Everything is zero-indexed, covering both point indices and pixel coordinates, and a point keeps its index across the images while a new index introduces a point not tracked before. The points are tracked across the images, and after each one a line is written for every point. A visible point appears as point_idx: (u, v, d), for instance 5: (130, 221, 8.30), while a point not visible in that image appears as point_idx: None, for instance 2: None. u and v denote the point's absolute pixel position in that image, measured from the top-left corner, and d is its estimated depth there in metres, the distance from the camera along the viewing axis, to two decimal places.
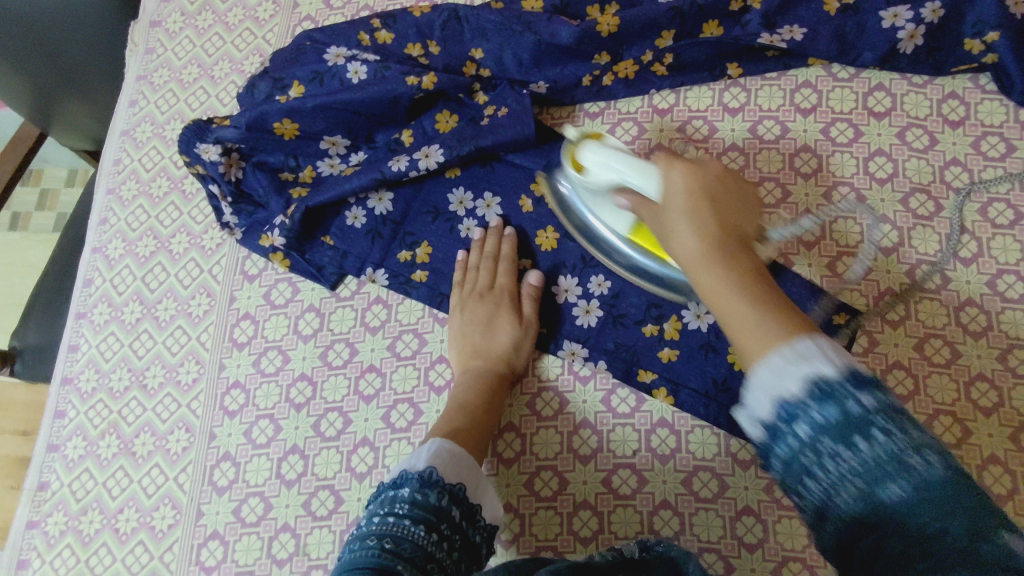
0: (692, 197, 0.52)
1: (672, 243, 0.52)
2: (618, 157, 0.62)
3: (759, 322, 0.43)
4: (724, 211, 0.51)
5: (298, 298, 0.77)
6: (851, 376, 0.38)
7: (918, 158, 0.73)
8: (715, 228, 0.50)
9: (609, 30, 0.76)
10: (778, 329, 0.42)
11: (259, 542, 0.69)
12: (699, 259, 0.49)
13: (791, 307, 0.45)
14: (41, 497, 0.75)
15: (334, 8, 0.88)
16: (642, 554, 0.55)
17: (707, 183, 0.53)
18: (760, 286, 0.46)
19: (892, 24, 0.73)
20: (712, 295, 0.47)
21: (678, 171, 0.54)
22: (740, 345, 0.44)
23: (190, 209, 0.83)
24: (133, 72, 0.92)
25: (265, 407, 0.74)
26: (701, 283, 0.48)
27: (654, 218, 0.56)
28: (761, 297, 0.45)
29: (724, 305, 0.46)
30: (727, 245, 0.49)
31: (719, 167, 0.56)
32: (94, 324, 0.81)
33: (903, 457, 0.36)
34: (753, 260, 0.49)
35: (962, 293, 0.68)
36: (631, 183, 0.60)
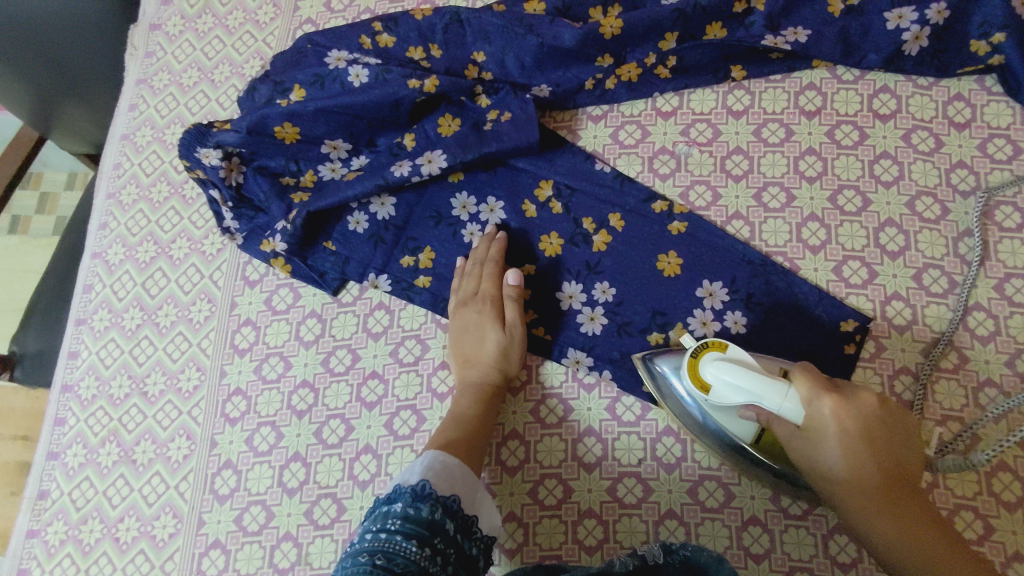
0: (851, 435, 0.53)
1: (813, 459, 0.54)
2: (746, 376, 0.54)
3: (916, 553, 0.51)
4: (880, 456, 0.53)
5: (300, 303, 0.77)
6: None
7: (924, 160, 0.73)
8: (874, 464, 0.53)
9: (612, 32, 0.76)
10: (936, 553, 0.51)
11: (261, 551, 0.69)
12: (851, 491, 0.53)
13: (895, 486, 0.53)
14: (41, 505, 0.74)
15: (335, 11, 0.88)
16: (664, 558, 0.56)
17: (864, 417, 0.54)
18: (912, 512, 0.52)
19: (897, 25, 0.73)
20: (886, 546, 0.52)
21: (830, 404, 0.53)
22: (857, 531, 0.54)
23: (190, 214, 0.83)
24: (132, 76, 0.91)
25: (267, 414, 0.73)
26: (871, 526, 0.53)
27: (802, 442, 0.54)
28: (893, 502, 0.53)
29: (888, 528, 0.52)
30: (891, 486, 0.53)
31: (872, 400, 0.54)
32: (94, 330, 0.80)
33: None
34: (876, 468, 0.53)
35: (969, 297, 0.67)
36: (768, 406, 0.54)
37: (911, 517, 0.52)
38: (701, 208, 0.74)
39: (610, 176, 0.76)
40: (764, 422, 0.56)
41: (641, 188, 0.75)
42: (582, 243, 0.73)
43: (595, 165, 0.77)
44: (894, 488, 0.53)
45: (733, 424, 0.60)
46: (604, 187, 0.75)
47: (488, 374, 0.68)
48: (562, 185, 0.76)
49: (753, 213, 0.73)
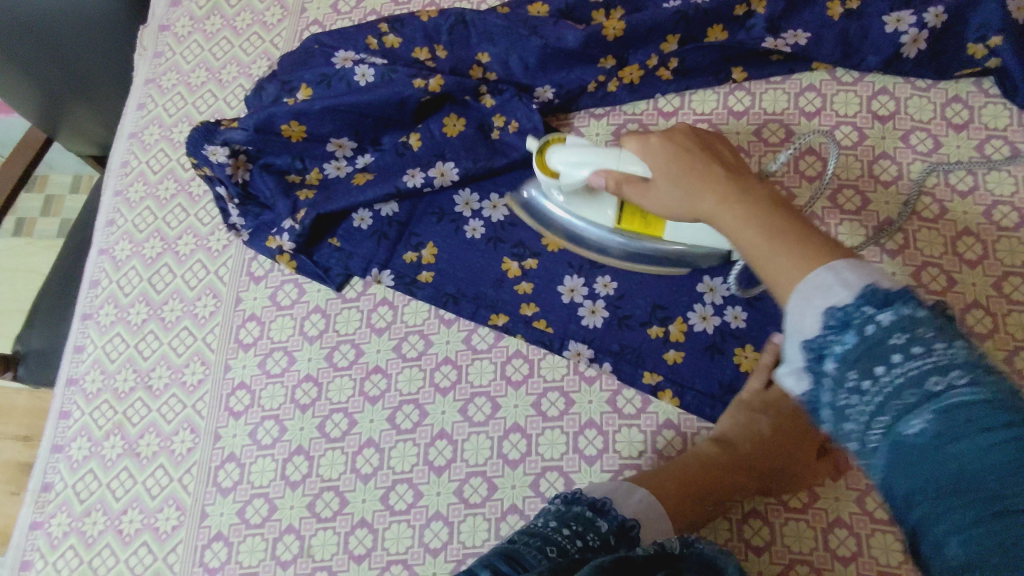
0: (675, 153, 0.57)
1: (677, 211, 0.57)
2: (581, 152, 0.66)
3: (793, 262, 0.44)
4: (715, 161, 0.56)
5: (305, 299, 0.78)
6: (864, 296, 0.39)
7: (923, 161, 0.73)
8: (722, 175, 0.54)
9: (615, 34, 0.77)
10: (797, 253, 0.44)
11: (263, 543, 0.69)
12: (728, 196, 0.52)
13: (811, 229, 0.46)
14: (46, 497, 0.74)
15: (342, 13, 0.89)
16: (683, 551, 0.52)
17: (689, 142, 0.58)
18: (775, 217, 0.48)
19: (896, 28, 0.74)
20: (750, 248, 0.48)
21: (654, 138, 0.59)
22: (769, 279, 0.46)
23: (197, 211, 0.84)
24: (142, 76, 0.93)
25: (270, 408, 0.74)
26: (744, 246, 0.48)
27: (642, 189, 0.60)
28: (779, 229, 0.47)
29: (750, 245, 0.48)
30: (738, 183, 0.52)
31: (689, 129, 0.60)
32: (101, 325, 0.81)
33: (926, 382, 0.36)
34: (722, 173, 0.54)
35: (967, 295, 0.68)
36: (608, 164, 0.63)
37: (789, 237, 0.46)
38: None
39: None
40: (616, 188, 0.62)
41: None
42: None
43: None
44: (779, 208, 0.49)
45: (595, 216, 0.71)
46: None
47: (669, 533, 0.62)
48: None
49: None
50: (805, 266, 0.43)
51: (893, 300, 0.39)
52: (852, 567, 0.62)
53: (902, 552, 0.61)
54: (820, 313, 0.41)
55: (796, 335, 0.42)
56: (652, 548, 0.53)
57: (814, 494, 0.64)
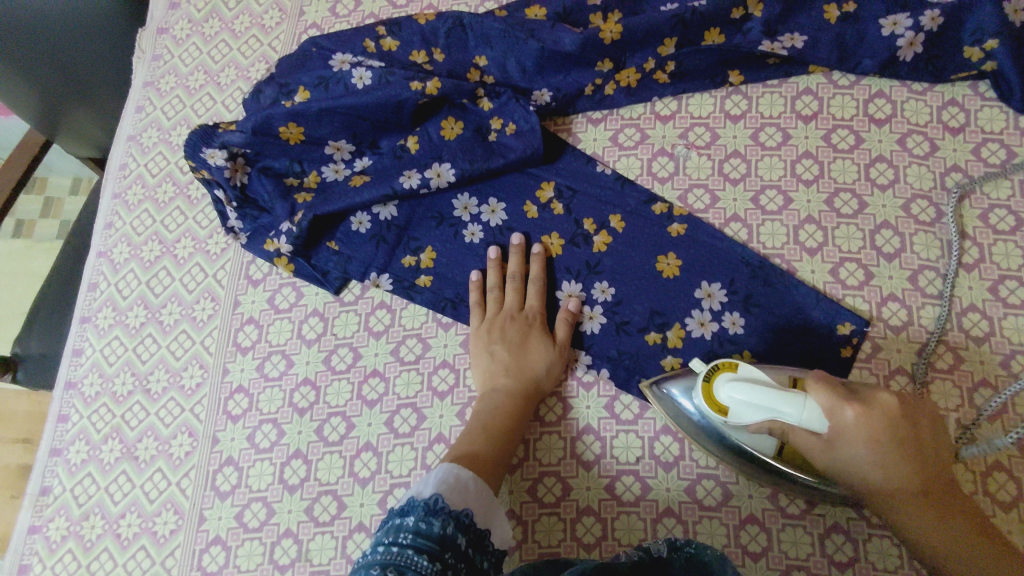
0: (872, 436, 0.52)
1: (850, 477, 0.54)
2: (763, 391, 0.54)
3: (965, 565, 0.51)
4: (913, 443, 0.52)
5: (303, 302, 0.78)
6: None
7: (919, 164, 0.74)
8: (908, 466, 0.52)
9: (612, 37, 0.77)
10: (950, 535, 0.52)
11: (261, 547, 0.69)
12: (902, 498, 0.52)
13: (939, 500, 0.53)
14: (44, 501, 0.74)
15: (340, 16, 0.89)
16: (671, 553, 0.54)
17: (891, 422, 0.52)
18: (919, 489, 0.52)
19: (892, 32, 0.74)
20: (928, 548, 0.53)
21: (852, 413, 0.52)
22: (894, 523, 0.55)
23: (195, 214, 0.84)
24: (139, 79, 0.93)
25: (269, 411, 0.74)
26: (902, 518, 0.54)
27: (821, 446, 0.54)
28: (937, 514, 0.52)
29: (933, 536, 0.53)
30: (903, 444, 0.52)
31: (893, 400, 0.52)
32: (98, 328, 0.81)
33: None
34: (913, 472, 0.52)
35: (964, 298, 0.68)
36: (788, 420, 0.53)
37: (931, 510, 0.52)
38: (700, 210, 0.75)
39: (610, 178, 0.77)
40: (779, 434, 0.56)
41: (641, 190, 0.76)
42: (583, 243, 0.75)
43: (597, 168, 0.78)
44: (923, 443, 0.52)
45: (754, 440, 0.59)
46: (605, 189, 0.77)
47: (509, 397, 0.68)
48: (564, 187, 0.77)
49: (750, 215, 0.74)
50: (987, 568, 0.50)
51: None
52: (848, 572, 0.62)
53: (898, 557, 0.61)
54: None
55: None
56: (639, 551, 0.55)
57: (811, 499, 0.64)
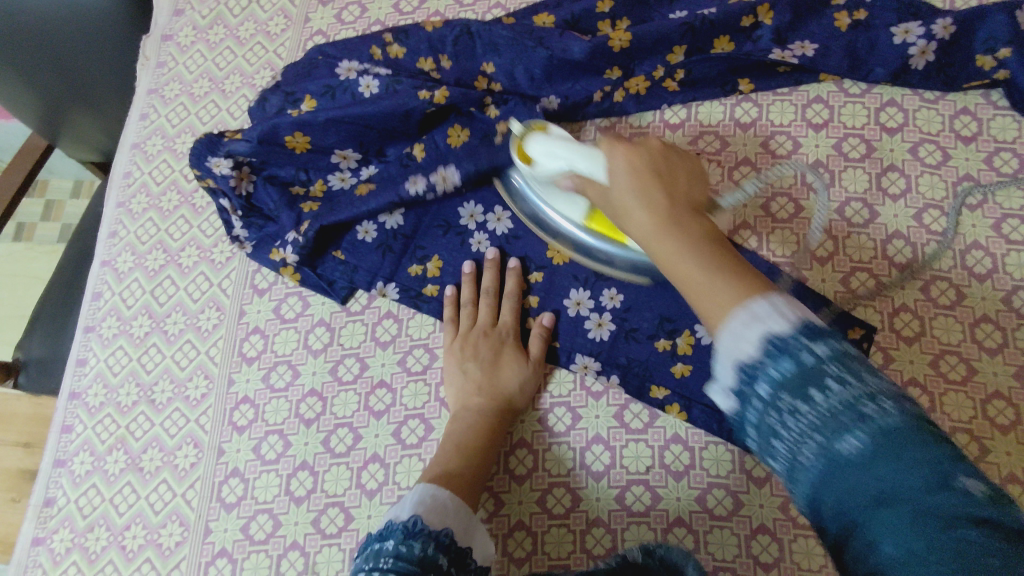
0: (630, 175, 0.53)
1: (626, 224, 0.53)
2: (562, 145, 0.63)
3: (721, 283, 0.43)
4: (669, 190, 0.52)
5: (309, 311, 0.77)
6: (804, 329, 0.39)
7: (931, 173, 0.73)
8: (662, 200, 0.51)
9: (621, 45, 0.76)
10: (738, 289, 0.42)
11: (267, 560, 0.68)
12: (658, 230, 0.49)
13: (738, 261, 0.45)
14: (48, 513, 0.74)
15: (345, 22, 0.89)
16: (645, 558, 0.53)
17: (651, 161, 0.54)
18: (699, 239, 0.47)
19: (903, 40, 0.74)
20: (676, 266, 0.47)
21: (620, 157, 0.55)
22: (685, 287, 0.46)
23: (200, 223, 0.83)
24: (144, 86, 0.92)
25: (274, 422, 0.73)
26: (664, 254, 0.48)
27: (602, 198, 0.57)
28: (717, 270, 0.44)
29: (685, 272, 0.46)
30: (678, 213, 0.50)
31: (657, 145, 0.56)
32: (102, 338, 0.80)
33: (859, 405, 0.37)
34: (665, 197, 0.51)
35: (978, 309, 0.68)
36: (581, 169, 0.59)
37: (737, 273, 0.44)
38: None
39: None
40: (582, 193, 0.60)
41: None
42: None
43: None
44: (670, 180, 0.53)
45: (567, 209, 0.71)
46: None
47: (480, 417, 0.68)
48: None
49: (761, 223, 0.74)
50: (737, 301, 0.42)
51: (824, 334, 0.39)
52: None
53: None
54: (755, 342, 0.39)
55: (727, 357, 0.41)
56: (615, 560, 0.54)
57: None
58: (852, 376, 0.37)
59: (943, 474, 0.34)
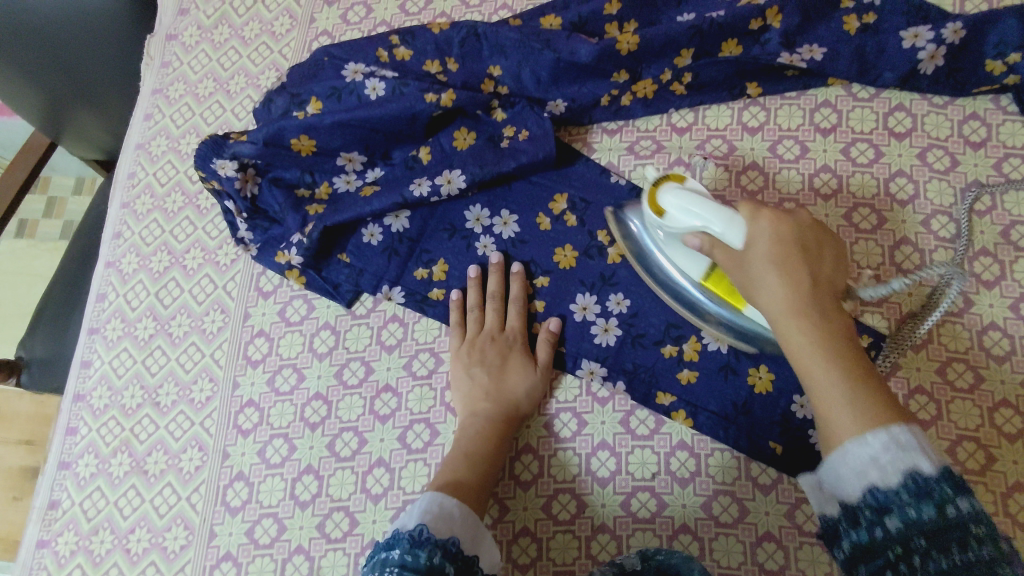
0: (779, 251, 0.55)
1: (759, 292, 0.55)
2: (698, 201, 0.60)
3: (851, 408, 0.47)
4: (811, 267, 0.54)
5: (314, 315, 0.77)
6: (948, 478, 0.43)
7: (939, 179, 0.73)
8: (805, 282, 0.53)
9: (628, 49, 0.76)
10: (870, 412, 0.47)
11: (272, 564, 0.68)
12: (791, 313, 0.52)
13: (864, 365, 0.50)
14: (52, 515, 0.74)
15: (351, 23, 0.88)
16: (642, 566, 0.56)
17: (800, 233, 0.56)
18: (835, 335, 0.51)
19: (913, 44, 0.73)
20: (800, 358, 0.51)
21: (763, 223, 0.56)
22: (813, 391, 0.50)
23: (205, 224, 0.83)
24: (148, 86, 0.92)
25: (279, 426, 0.73)
26: (792, 340, 0.52)
27: (733, 261, 0.58)
28: (856, 392, 0.48)
29: (812, 374, 0.50)
30: (814, 295, 0.53)
31: (807, 218, 0.58)
32: (107, 340, 0.80)
33: (943, 506, 0.41)
34: (809, 276, 0.54)
35: (986, 316, 0.67)
36: (715, 229, 0.58)
37: (861, 385, 0.48)
38: None
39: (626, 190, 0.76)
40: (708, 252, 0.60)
41: None
42: (597, 256, 0.74)
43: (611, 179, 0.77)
44: (813, 258, 0.55)
45: (669, 250, 0.67)
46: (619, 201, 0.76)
47: (488, 423, 0.67)
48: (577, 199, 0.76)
49: None
50: (875, 424, 0.46)
51: (965, 489, 0.42)
52: None
53: None
54: (898, 474, 0.44)
55: (857, 477, 0.46)
56: (611, 568, 0.57)
57: None
58: (956, 498, 0.41)
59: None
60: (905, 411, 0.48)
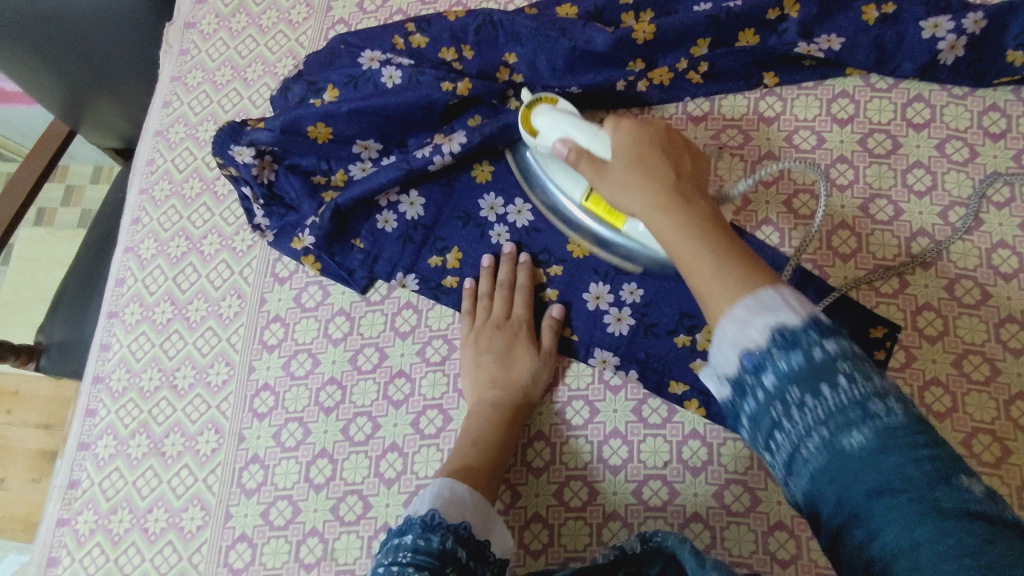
0: (635, 146, 0.59)
1: (624, 202, 0.58)
2: (567, 119, 0.67)
3: (714, 267, 0.47)
4: (675, 166, 0.58)
5: (329, 301, 0.78)
6: (815, 324, 0.41)
7: (957, 170, 0.72)
8: (666, 172, 0.56)
9: (645, 37, 0.76)
10: (745, 278, 0.45)
11: (287, 545, 0.69)
12: (658, 202, 0.54)
13: (748, 251, 0.48)
14: (72, 495, 0.75)
15: (367, 12, 0.89)
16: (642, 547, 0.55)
17: (674, 162, 0.58)
18: (697, 220, 0.51)
19: (933, 34, 0.73)
20: (673, 244, 0.51)
21: (625, 127, 0.61)
22: (695, 284, 0.48)
23: (222, 210, 0.84)
24: (167, 74, 0.93)
25: (294, 410, 0.74)
26: (662, 228, 0.53)
27: (598, 171, 0.61)
28: (724, 263, 0.47)
29: (664, 224, 0.53)
30: (681, 196, 0.54)
31: (665, 125, 0.63)
32: (126, 323, 0.81)
33: (868, 405, 0.39)
34: (672, 179, 0.56)
35: (1003, 309, 0.67)
36: (581, 139, 0.64)
37: (729, 251, 0.48)
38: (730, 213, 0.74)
39: None
40: (573, 162, 0.63)
41: None
42: None
43: None
44: (687, 175, 0.58)
45: (570, 183, 0.72)
46: None
47: (495, 410, 0.68)
48: None
49: (783, 219, 0.73)
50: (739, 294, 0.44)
51: (832, 331, 0.41)
52: None
53: None
54: (766, 326, 0.41)
55: (730, 345, 0.43)
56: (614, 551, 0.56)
57: None
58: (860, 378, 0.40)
59: (930, 503, 0.36)
60: (775, 276, 0.45)
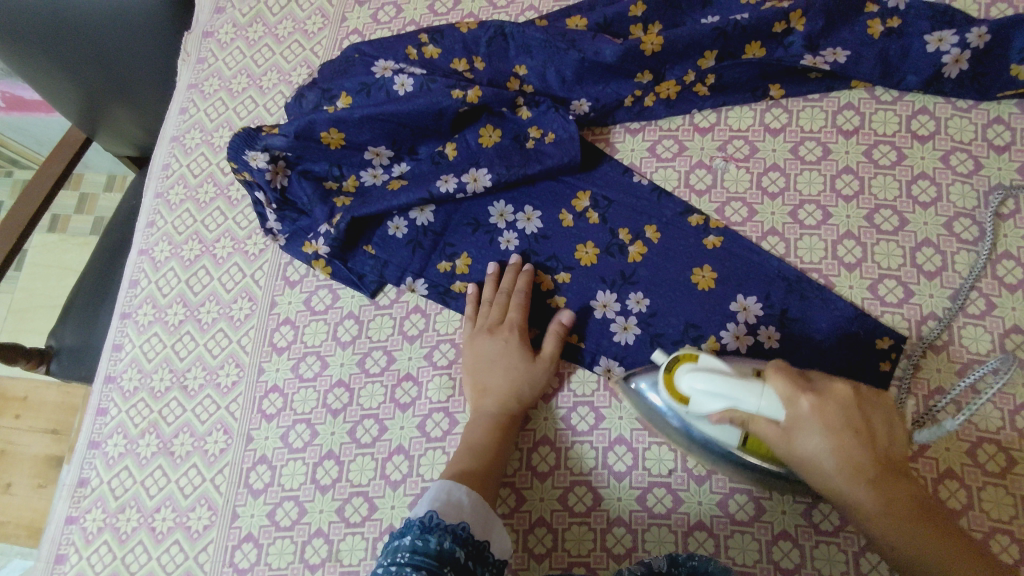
0: (834, 432, 0.50)
1: (834, 495, 0.52)
2: (723, 380, 0.51)
3: (941, 566, 0.48)
4: (870, 438, 0.51)
5: (339, 304, 0.79)
6: None
7: (962, 182, 0.73)
8: (874, 469, 0.50)
9: (653, 49, 0.77)
10: (959, 557, 0.48)
11: (292, 546, 0.70)
12: (880, 522, 0.50)
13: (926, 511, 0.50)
14: (81, 492, 0.76)
15: (381, 23, 0.91)
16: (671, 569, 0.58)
17: (846, 412, 0.51)
18: (910, 507, 0.50)
19: (937, 48, 0.74)
20: (908, 566, 0.50)
21: (807, 403, 0.50)
22: (891, 559, 0.51)
23: (235, 215, 0.85)
24: (184, 81, 0.95)
25: (302, 412, 0.75)
26: (891, 540, 0.50)
27: (783, 438, 0.52)
28: (945, 537, 0.49)
29: (905, 562, 0.50)
30: (890, 485, 0.51)
31: (846, 390, 0.52)
32: (138, 324, 0.82)
33: None
34: (871, 456, 0.50)
35: (1008, 319, 0.67)
36: (743, 409, 0.51)
37: (944, 540, 0.49)
38: (737, 223, 0.75)
39: (647, 189, 0.77)
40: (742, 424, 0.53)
41: (678, 201, 0.76)
42: (618, 253, 0.75)
43: (633, 178, 0.78)
44: (873, 435, 0.51)
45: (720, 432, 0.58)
46: (640, 199, 0.77)
47: (485, 418, 0.68)
48: (600, 197, 0.77)
49: (789, 229, 0.74)
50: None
51: None
52: None
53: None
54: None
55: None
56: (641, 568, 0.58)
57: (846, 517, 0.63)
58: None
59: None
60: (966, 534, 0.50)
